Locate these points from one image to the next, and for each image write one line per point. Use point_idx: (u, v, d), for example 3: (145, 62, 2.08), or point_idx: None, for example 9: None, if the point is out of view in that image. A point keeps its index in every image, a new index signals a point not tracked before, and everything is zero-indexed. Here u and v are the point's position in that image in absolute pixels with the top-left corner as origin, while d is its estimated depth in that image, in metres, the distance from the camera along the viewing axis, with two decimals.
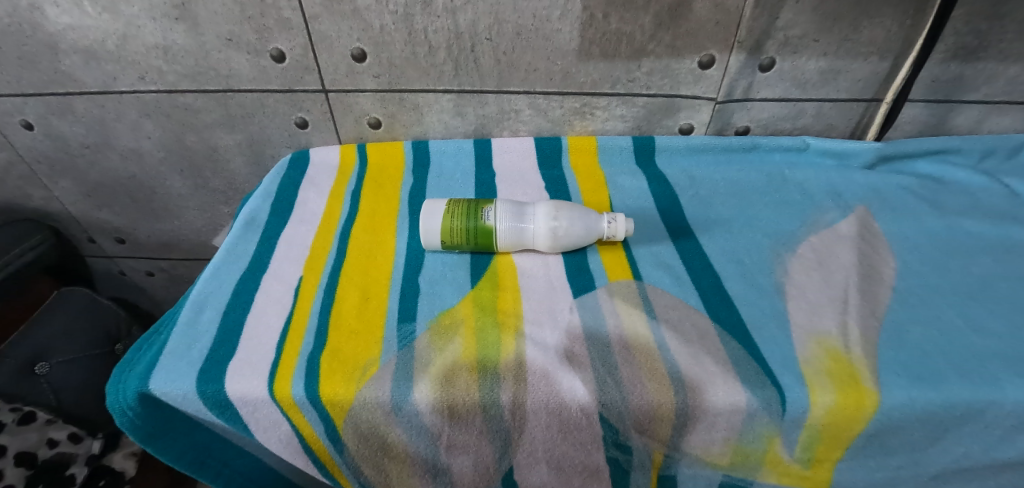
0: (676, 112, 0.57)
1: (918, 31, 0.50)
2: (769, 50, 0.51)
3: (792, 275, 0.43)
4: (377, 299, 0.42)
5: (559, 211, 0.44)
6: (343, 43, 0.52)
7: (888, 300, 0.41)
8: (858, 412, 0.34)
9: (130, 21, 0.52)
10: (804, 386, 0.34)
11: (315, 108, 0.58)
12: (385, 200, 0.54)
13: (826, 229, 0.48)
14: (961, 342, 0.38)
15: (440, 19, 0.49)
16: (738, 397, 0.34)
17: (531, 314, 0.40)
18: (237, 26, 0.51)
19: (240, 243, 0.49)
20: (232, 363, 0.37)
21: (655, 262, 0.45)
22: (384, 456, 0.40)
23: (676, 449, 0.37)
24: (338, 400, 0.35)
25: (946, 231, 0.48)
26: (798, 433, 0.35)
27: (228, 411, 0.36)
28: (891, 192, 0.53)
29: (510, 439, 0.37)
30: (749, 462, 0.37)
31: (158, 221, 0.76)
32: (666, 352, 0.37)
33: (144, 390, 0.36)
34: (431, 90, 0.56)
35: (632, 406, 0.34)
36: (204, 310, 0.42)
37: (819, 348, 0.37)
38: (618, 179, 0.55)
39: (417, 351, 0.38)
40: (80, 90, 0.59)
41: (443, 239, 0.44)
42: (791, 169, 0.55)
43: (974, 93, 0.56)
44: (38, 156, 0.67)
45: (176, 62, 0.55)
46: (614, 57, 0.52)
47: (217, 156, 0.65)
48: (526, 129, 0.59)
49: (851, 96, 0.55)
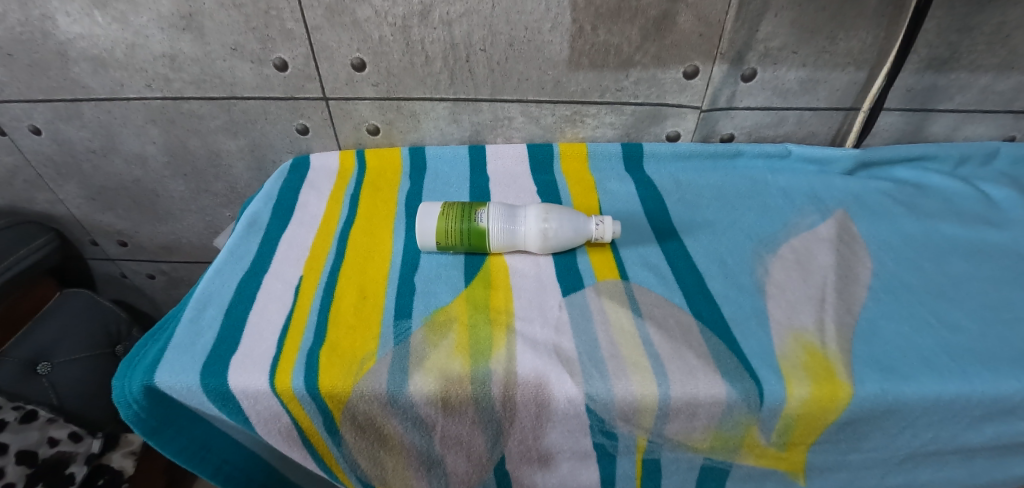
0: (663, 120, 0.59)
1: (892, 43, 0.53)
2: (751, 61, 0.53)
3: (772, 274, 0.45)
4: (374, 297, 0.44)
5: (549, 214, 0.46)
6: (343, 52, 0.54)
7: (863, 298, 0.43)
8: (833, 403, 0.36)
9: (139, 31, 0.54)
10: (781, 378, 0.36)
11: (316, 115, 0.60)
12: (383, 203, 0.56)
13: (806, 232, 0.50)
14: (933, 337, 0.40)
15: (437, 31, 0.52)
16: (718, 389, 0.36)
17: (522, 311, 0.42)
18: (242, 37, 0.54)
19: (242, 245, 0.50)
20: (235, 357, 0.39)
21: (641, 262, 0.47)
22: (381, 448, 0.41)
23: (659, 435, 0.38)
24: (336, 393, 0.37)
25: (921, 233, 0.50)
26: (775, 421, 0.37)
27: (230, 404, 0.38)
28: (870, 196, 0.55)
29: (501, 430, 0.39)
30: (728, 446, 0.39)
31: (160, 224, 0.78)
32: (650, 346, 0.38)
33: (150, 383, 0.37)
34: (428, 98, 0.58)
35: (617, 398, 0.36)
36: (208, 307, 0.44)
37: (796, 343, 0.39)
38: (608, 184, 0.57)
39: (412, 347, 0.39)
40: (88, 97, 0.61)
41: (438, 240, 0.46)
42: (774, 174, 0.57)
43: (948, 101, 0.58)
44: (45, 160, 0.69)
45: (181, 70, 0.57)
46: (603, 67, 0.54)
47: (219, 161, 0.67)
48: (520, 136, 0.62)
49: (831, 104, 0.58)
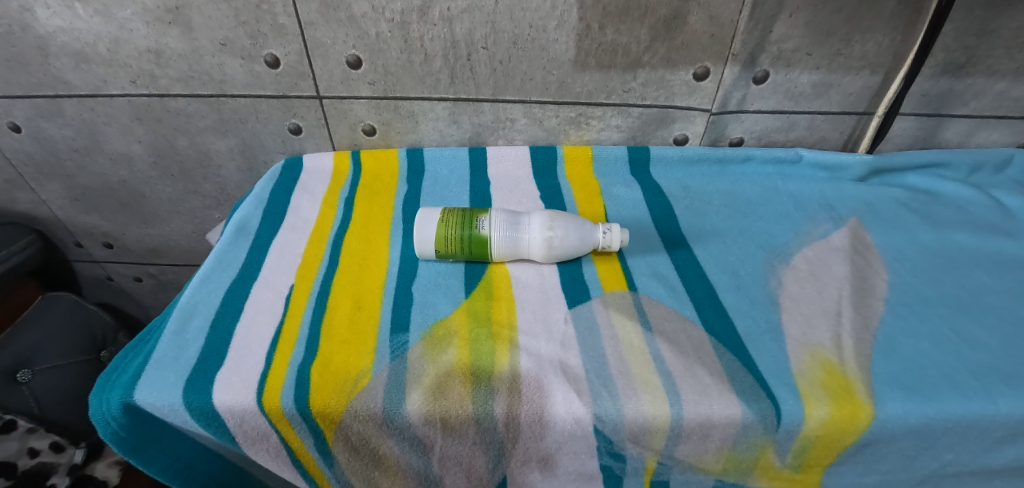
0: (670, 123, 0.57)
1: (909, 46, 0.51)
2: (763, 63, 0.52)
3: (785, 286, 0.44)
4: (369, 309, 0.42)
5: (554, 221, 0.44)
6: (339, 49, 0.52)
7: (880, 312, 0.42)
8: (854, 424, 0.34)
9: (123, 25, 0.51)
10: (798, 398, 0.34)
11: (310, 115, 0.58)
12: (379, 207, 0.54)
13: (819, 241, 0.48)
14: (953, 354, 0.38)
15: (437, 28, 0.49)
16: (733, 409, 0.34)
17: (525, 324, 0.40)
18: (232, 32, 0.51)
19: (231, 251, 0.48)
20: (221, 373, 0.36)
21: (649, 272, 0.45)
22: (376, 468, 0.39)
23: (670, 457, 0.36)
24: (329, 412, 0.35)
25: (936, 243, 0.49)
26: (791, 443, 0.35)
27: (215, 423, 0.36)
28: (882, 204, 0.53)
29: (503, 451, 0.37)
30: (741, 468, 0.37)
31: (147, 225, 0.75)
32: (660, 363, 0.36)
33: (129, 401, 0.35)
34: (427, 98, 0.55)
35: (627, 419, 0.34)
36: (193, 318, 0.41)
37: (813, 360, 0.37)
38: (613, 189, 0.55)
39: (409, 363, 0.37)
40: (70, 93, 0.58)
41: (437, 248, 0.44)
42: (784, 180, 0.56)
43: (963, 107, 0.57)
44: (26, 159, 0.66)
45: (168, 66, 0.55)
46: (609, 67, 0.52)
47: (209, 161, 0.65)
48: (522, 138, 0.59)
49: (843, 109, 0.56)
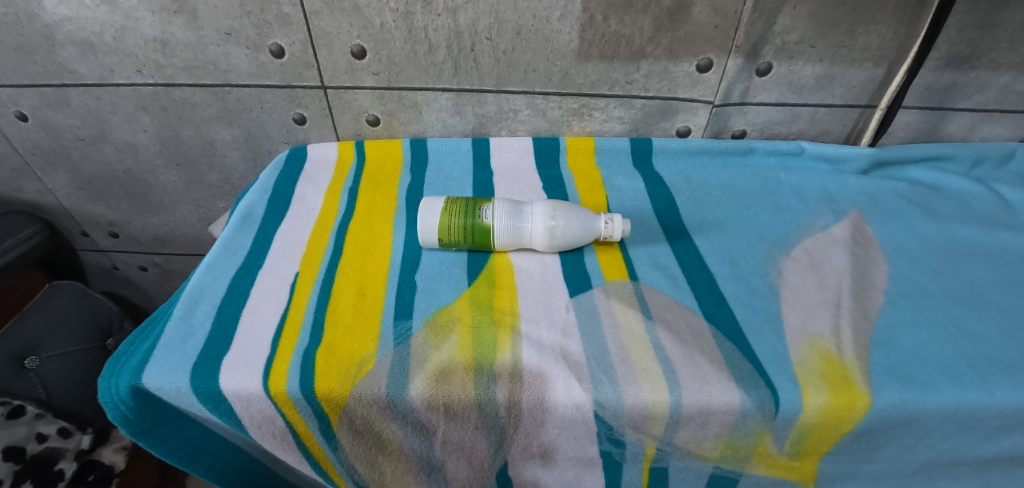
0: (673, 115, 0.57)
1: (913, 38, 0.51)
2: (767, 54, 0.52)
3: (786, 277, 0.44)
4: (373, 296, 0.42)
5: (557, 211, 0.44)
6: (343, 39, 0.52)
7: (880, 303, 0.42)
8: (850, 412, 0.34)
9: (129, 13, 0.52)
10: (797, 387, 0.35)
11: (314, 105, 0.58)
12: (382, 197, 0.54)
13: (819, 233, 0.49)
14: (951, 344, 0.39)
15: (440, 18, 0.50)
16: (732, 397, 0.34)
17: (528, 312, 0.41)
18: (237, 21, 0.51)
19: (236, 238, 0.49)
20: (227, 359, 0.37)
21: (650, 262, 0.45)
22: (379, 453, 0.40)
23: (669, 443, 0.37)
24: (333, 396, 0.35)
25: (937, 236, 0.49)
26: (789, 431, 0.35)
27: (222, 406, 0.36)
28: (884, 197, 0.53)
29: (504, 436, 0.37)
30: (739, 456, 0.38)
31: (151, 214, 0.75)
32: (661, 351, 0.37)
33: (138, 384, 0.36)
34: (431, 88, 0.56)
35: (627, 406, 0.34)
36: (200, 304, 0.42)
37: (811, 349, 0.38)
38: (616, 181, 0.55)
39: (413, 349, 0.38)
40: (76, 82, 0.59)
41: (440, 236, 0.44)
42: (786, 173, 0.56)
43: (966, 101, 0.57)
44: (32, 148, 0.67)
45: (174, 55, 0.55)
46: (613, 58, 0.52)
47: (213, 151, 0.65)
48: (525, 129, 0.60)
49: (846, 101, 0.56)
